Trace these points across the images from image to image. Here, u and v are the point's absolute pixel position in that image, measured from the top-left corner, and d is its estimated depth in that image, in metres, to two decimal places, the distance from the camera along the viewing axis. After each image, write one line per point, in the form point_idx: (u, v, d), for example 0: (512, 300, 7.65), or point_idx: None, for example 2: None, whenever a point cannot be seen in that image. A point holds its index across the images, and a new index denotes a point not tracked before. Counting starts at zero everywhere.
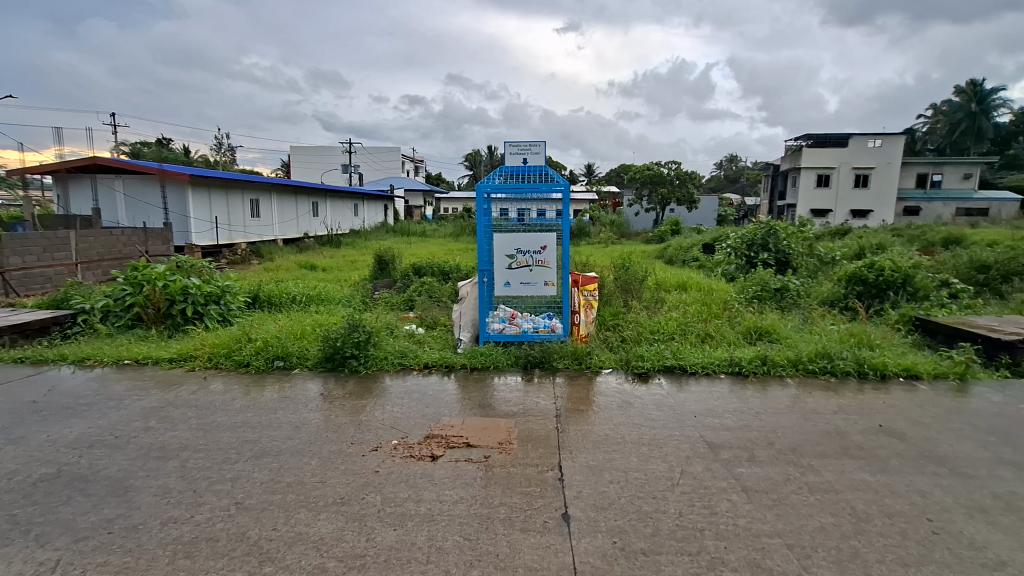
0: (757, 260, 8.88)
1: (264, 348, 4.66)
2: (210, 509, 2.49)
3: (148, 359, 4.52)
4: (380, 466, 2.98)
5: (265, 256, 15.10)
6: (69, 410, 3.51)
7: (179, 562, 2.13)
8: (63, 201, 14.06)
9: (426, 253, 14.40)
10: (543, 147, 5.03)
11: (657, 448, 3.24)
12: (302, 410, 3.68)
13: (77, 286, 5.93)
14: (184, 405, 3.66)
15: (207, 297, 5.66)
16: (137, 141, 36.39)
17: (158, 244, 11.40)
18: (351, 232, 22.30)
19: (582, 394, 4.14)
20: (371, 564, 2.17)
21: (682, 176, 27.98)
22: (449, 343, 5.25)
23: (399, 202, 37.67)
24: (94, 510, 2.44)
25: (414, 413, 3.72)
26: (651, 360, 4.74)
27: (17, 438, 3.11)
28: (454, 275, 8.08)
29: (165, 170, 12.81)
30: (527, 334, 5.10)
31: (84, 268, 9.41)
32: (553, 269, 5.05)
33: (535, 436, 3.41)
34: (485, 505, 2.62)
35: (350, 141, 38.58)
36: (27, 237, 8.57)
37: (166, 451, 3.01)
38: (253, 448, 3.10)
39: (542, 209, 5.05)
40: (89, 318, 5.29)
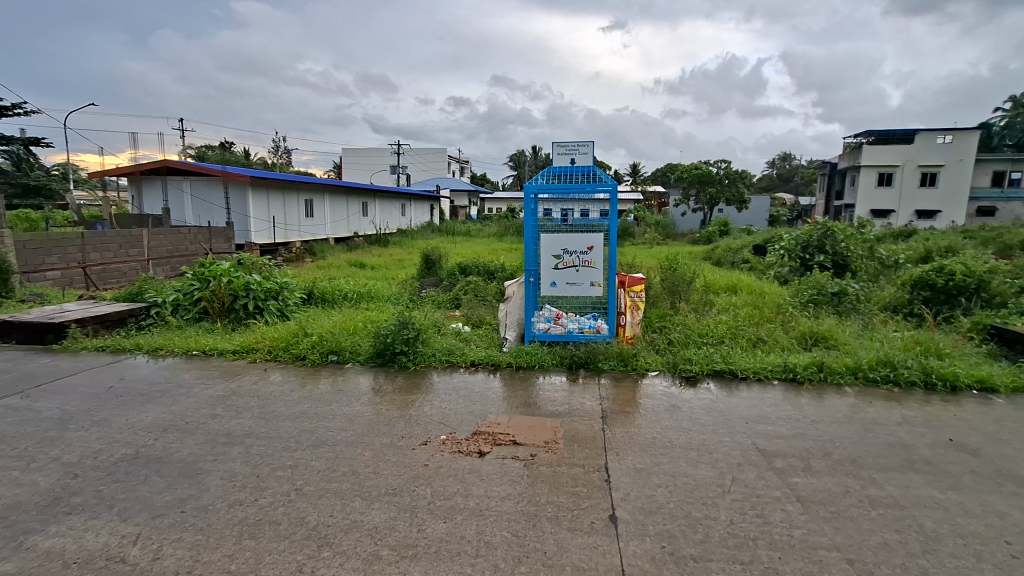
0: (812, 262, 8.49)
1: (319, 342, 4.86)
2: (272, 493, 2.62)
3: (213, 350, 4.80)
4: (429, 460, 3.05)
5: (319, 255, 15.76)
6: (145, 396, 3.78)
7: (245, 543, 2.25)
8: (136, 202, 15.05)
9: (472, 253, 14.39)
10: (592, 147, 4.99)
11: (706, 453, 3.17)
12: (354, 403, 3.81)
13: (151, 281, 6.34)
14: (246, 395, 3.87)
15: (266, 293, 5.94)
16: (202, 146, 38.65)
17: (220, 242, 12.06)
18: (398, 232, 22.86)
19: (628, 396, 4.09)
20: (422, 555, 2.23)
21: (732, 176, 27.14)
22: (495, 341, 5.32)
23: (444, 202, 38.35)
24: (168, 490, 2.61)
25: (461, 410, 3.79)
26: (699, 363, 4.63)
27: (100, 420, 3.38)
28: (500, 275, 8.13)
29: (228, 171, 13.52)
30: (572, 334, 5.08)
31: (155, 264, 10.04)
32: (600, 269, 5.02)
33: (581, 436, 3.41)
34: (533, 502, 2.64)
35: (398, 144, 39.57)
36: (104, 235, 9.27)
37: (232, 437, 3.19)
38: (311, 437, 3.25)
39: (586, 209, 5.03)
40: (161, 310, 5.65)
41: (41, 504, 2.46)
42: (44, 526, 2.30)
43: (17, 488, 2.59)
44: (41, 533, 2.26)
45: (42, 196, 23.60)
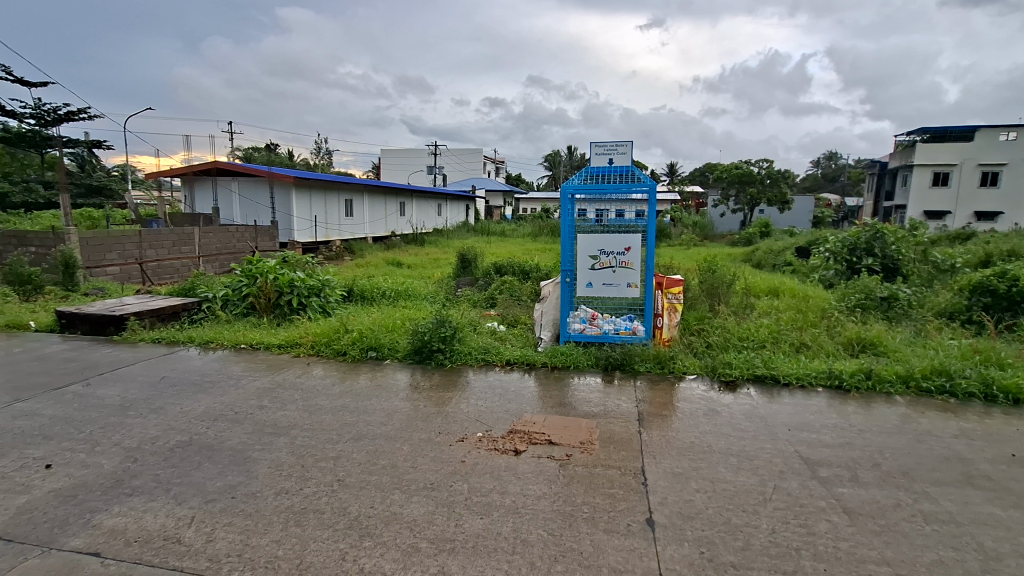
0: (860, 266, 8.15)
1: (359, 338, 4.98)
2: (316, 483, 2.72)
3: (259, 343, 4.99)
4: (466, 456, 3.09)
5: (357, 253, 16.18)
6: (197, 386, 3.97)
7: (291, 530, 2.33)
8: (188, 201, 15.77)
9: (506, 253, 14.41)
10: (630, 146, 4.93)
11: (747, 460, 3.09)
12: (393, 399, 3.90)
13: (203, 276, 6.65)
14: (291, 387, 4.01)
15: (309, 290, 6.14)
16: (249, 148, 40.21)
17: (265, 240, 12.52)
18: (433, 232, 23.19)
19: (664, 399, 4.04)
20: (461, 549, 2.26)
21: (774, 176, 26.33)
22: (530, 341, 5.33)
23: (479, 202, 38.73)
24: (220, 476, 2.74)
25: (497, 408, 3.82)
26: (739, 368, 4.52)
27: (157, 407, 3.56)
28: (534, 275, 8.13)
29: (274, 172, 14.03)
30: (608, 335, 5.05)
31: (204, 260, 10.50)
32: (637, 271, 4.96)
33: (617, 438, 3.38)
34: (568, 502, 2.64)
35: (434, 145, 40.14)
36: (159, 232, 9.72)
37: (278, 428, 3.31)
38: (352, 430, 3.34)
39: (621, 209, 4.98)
40: (212, 305, 5.92)
41: (105, 485, 2.62)
42: (108, 506, 2.45)
43: (84, 468, 2.76)
44: (106, 512, 2.40)
45: (104, 196, 25.05)
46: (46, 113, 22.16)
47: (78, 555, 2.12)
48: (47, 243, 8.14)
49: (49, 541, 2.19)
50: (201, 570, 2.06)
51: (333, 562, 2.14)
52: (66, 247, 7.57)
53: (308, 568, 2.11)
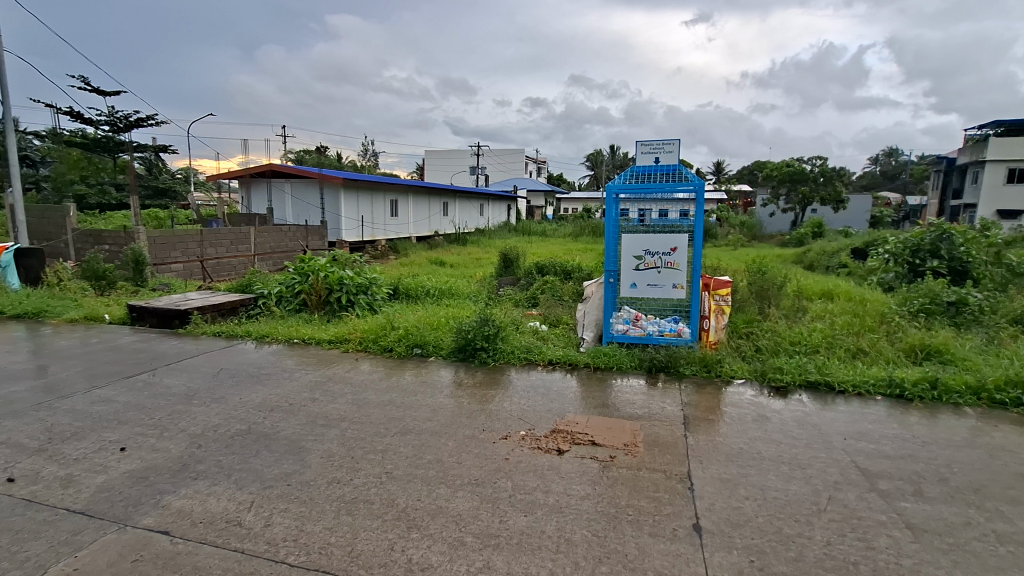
0: (924, 268, 7.70)
1: (405, 335, 5.10)
2: (365, 474, 2.80)
3: (311, 339, 5.18)
4: (510, 454, 3.11)
5: (401, 253, 16.55)
6: (254, 378, 4.17)
7: (342, 518, 2.42)
8: (245, 202, 16.55)
9: (548, 253, 14.38)
10: (677, 145, 4.84)
11: (800, 468, 2.98)
12: (437, 395, 3.97)
13: (259, 274, 6.96)
14: (340, 381, 4.15)
15: (357, 288, 6.34)
16: (300, 151, 41.84)
17: (315, 239, 12.98)
18: (475, 232, 23.42)
19: (711, 403, 3.94)
20: (505, 545, 2.28)
21: (828, 173, 25.14)
22: (572, 341, 5.31)
23: (522, 202, 38.90)
24: (276, 464, 2.87)
25: (540, 407, 3.83)
26: (791, 373, 4.35)
27: (219, 397, 3.77)
28: (576, 275, 8.08)
29: (324, 174, 14.55)
30: (652, 337, 4.97)
31: (259, 259, 10.99)
32: (683, 271, 4.85)
33: (662, 441, 3.33)
34: (612, 504, 2.62)
35: (476, 146, 40.54)
36: (219, 232, 10.23)
37: (329, 420, 3.43)
38: (399, 425, 3.42)
39: (664, 209, 4.89)
40: (267, 301, 6.19)
41: (173, 468, 2.79)
42: (176, 488, 2.61)
43: (154, 452, 2.95)
44: (174, 494, 2.56)
45: (168, 198, 26.59)
46: (120, 121, 23.74)
47: (150, 533, 2.27)
48: (120, 241, 8.70)
49: (125, 518, 2.36)
50: (260, 552, 2.17)
51: (382, 552, 2.21)
52: (137, 246, 8.08)
53: (359, 556, 2.18)
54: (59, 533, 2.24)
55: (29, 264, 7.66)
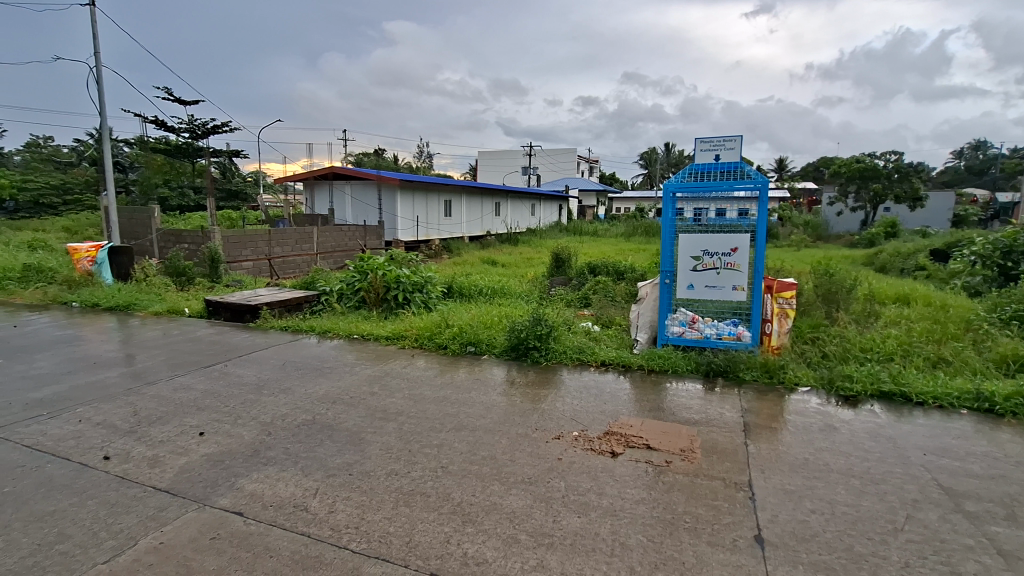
0: (1017, 272, 7.05)
1: (459, 333, 5.20)
2: (421, 468, 2.88)
3: (369, 335, 5.37)
4: (563, 454, 3.11)
5: (455, 252, 16.87)
6: (318, 370, 4.37)
7: (401, 509, 2.49)
8: (308, 203, 17.32)
9: (598, 254, 14.23)
10: (739, 142, 4.68)
11: (873, 483, 2.80)
12: (490, 393, 4.02)
13: (322, 272, 7.28)
14: (398, 376, 4.29)
15: (413, 286, 6.51)
16: (359, 154, 43.49)
17: (373, 239, 13.45)
18: (527, 232, 23.48)
19: (773, 411, 3.77)
20: (558, 545, 2.28)
21: (904, 169, 23.45)
22: (625, 343, 5.22)
23: (574, 202, 38.75)
24: (338, 454, 2.99)
25: (593, 408, 3.80)
26: (862, 382, 4.09)
27: (287, 388, 3.98)
28: (629, 275, 7.96)
29: (382, 176, 15.02)
30: (710, 340, 4.82)
31: (321, 257, 11.50)
32: (744, 272, 4.66)
33: (721, 447, 3.22)
34: (668, 509, 2.56)
35: (528, 147, 40.70)
36: (285, 232, 10.78)
37: (387, 414, 3.55)
38: (453, 421, 3.49)
39: (722, 208, 4.73)
40: (329, 298, 6.47)
41: (246, 454, 2.96)
42: (248, 472, 2.78)
43: (229, 437, 3.15)
44: (247, 478, 2.72)
45: (240, 200, 28.38)
46: (198, 127, 25.47)
47: (226, 513, 2.42)
48: (197, 241, 9.34)
49: (204, 498, 2.53)
50: (325, 537, 2.27)
51: (439, 544, 2.26)
52: (212, 244, 8.63)
53: (417, 546, 2.24)
54: (148, 509, 2.43)
55: (120, 261, 8.35)
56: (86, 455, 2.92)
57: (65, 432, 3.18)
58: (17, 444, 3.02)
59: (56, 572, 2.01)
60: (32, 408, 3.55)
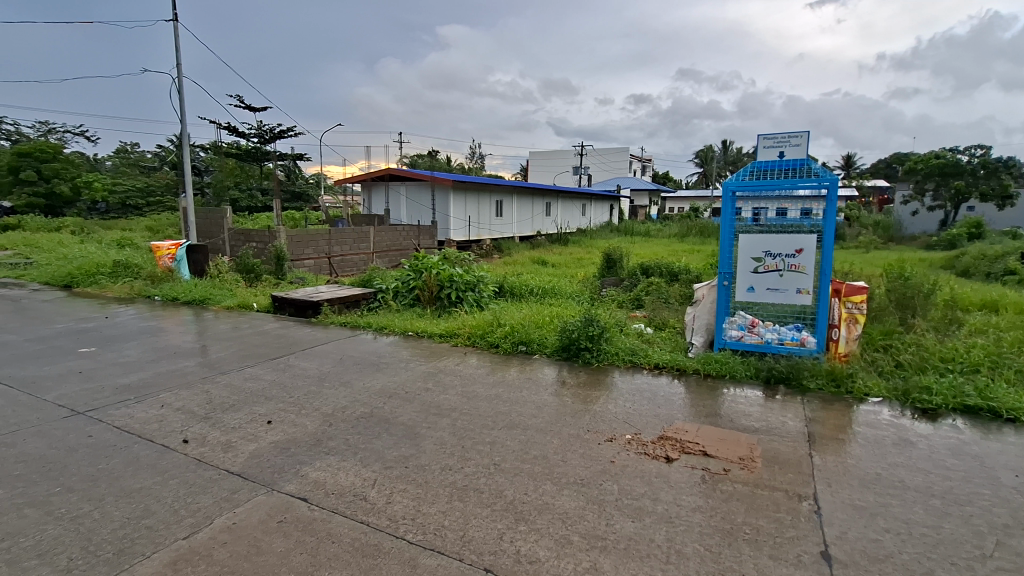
0: None
1: (511, 332, 5.23)
2: (475, 464, 2.92)
3: (424, 332, 5.50)
4: (616, 457, 3.07)
5: (505, 251, 16.99)
6: (375, 365, 4.52)
7: (455, 504, 2.54)
8: (366, 203, 17.93)
9: (652, 254, 14.35)
10: (806, 138, 4.44)
11: (955, 505, 2.59)
12: (542, 393, 4.02)
13: (378, 270, 7.53)
14: (451, 373, 4.37)
15: (466, 285, 6.60)
16: (414, 156, 44.66)
17: (427, 239, 13.76)
18: (578, 232, 23.33)
19: (840, 421, 3.57)
20: (612, 548, 2.25)
21: (991, 165, 21.57)
22: (680, 346, 5.08)
23: (626, 202, 38.19)
24: (395, 447, 3.08)
25: (646, 411, 3.73)
26: (943, 395, 3.79)
27: (346, 381, 4.14)
28: (684, 276, 7.74)
29: (435, 177, 15.35)
30: (771, 346, 4.61)
31: (377, 256, 11.88)
32: (809, 275, 4.43)
33: (783, 458, 3.08)
34: (727, 519, 2.48)
35: (580, 146, 40.43)
36: (343, 231, 11.20)
37: (441, 410, 3.62)
38: (506, 419, 3.51)
39: (783, 207, 4.53)
40: (385, 295, 6.68)
41: (309, 443, 3.11)
42: (312, 460, 2.91)
43: (294, 426, 3.32)
44: (311, 466, 2.85)
45: (303, 201, 29.80)
46: (267, 132, 26.93)
47: (292, 498, 2.55)
48: (265, 239, 9.87)
49: (272, 483, 2.67)
50: (383, 526, 2.35)
51: (493, 540, 2.28)
52: (278, 243, 9.11)
53: (470, 541, 2.27)
54: (222, 490, 2.59)
55: (196, 258, 8.96)
56: (168, 438, 3.14)
57: (150, 416, 3.44)
58: (110, 425, 3.30)
59: (143, 544, 2.17)
60: (122, 392, 3.87)
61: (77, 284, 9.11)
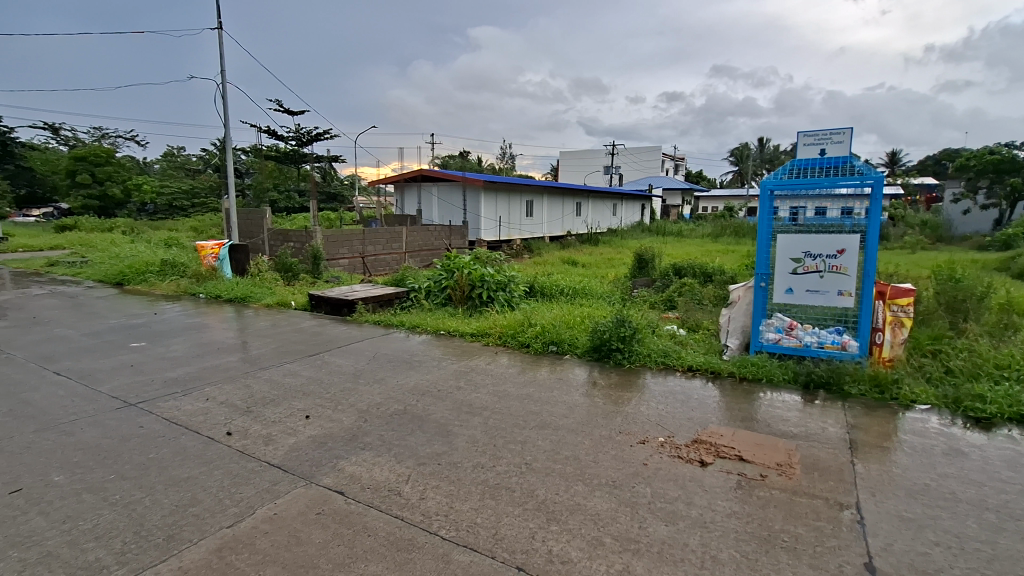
0: None
1: (542, 332, 5.23)
2: (506, 462, 2.93)
3: (456, 331, 5.56)
4: (649, 459, 3.03)
5: (535, 251, 16.99)
6: (408, 363, 4.60)
7: (487, 502, 2.56)
8: (399, 203, 18.21)
9: (683, 254, 14.23)
10: (850, 135, 4.30)
11: (1012, 519, 2.46)
12: (573, 393, 4.01)
13: (411, 270, 7.64)
14: (482, 372, 4.40)
15: (497, 285, 6.63)
16: (445, 157, 45.15)
17: (458, 239, 13.89)
18: (608, 232, 23.14)
19: (884, 429, 3.43)
20: (645, 552, 2.23)
21: None
22: (714, 348, 4.98)
23: (658, 202, 37.65)
24: (428, 443, 3.13)
25: (679, 414, 3.67)
26: (998, 404, 3.60)
27: (380, 378, 4.22)
28: (718, 277, 7.60)
29: (467, 178, 15.47)
30: (810, 349, 4.47)
31: (409, 256, 12.06)
32: (851, 277, 4.27)
33: (824, 465, 2.98)
34: (764, 526, 2.42)
35: (611, 146, 40.11)
36: (377, 231, 11.41)
37: (473, 408, 3.65)
38: (537, 419, 3.52)
39: (822, 206, 4.40)
40: (418, 294, 6.78)
41: (345, 438, 3.18)
42: (348, 455, 2.98)
43: (331, 422, 3.40)
44: (347, 460, 2.92)
45: (338, 202, 30.52)
46: (304, 135, 27.66)
47: (329, 492, 2.61)
48: (302, 239, 10.14)
49: (310, 476, 2.75)
50: (417, 522, 2.39)
51: (525, 538, 2.30)
52: (315, 244, 9.37)
53: (503, 539, 2.28)
54: (264, 482, 2.69)
55: (238, 258, 9.28)
56: (212, 430, 3.27)
57: (195, 408, 3.59)
58: (159, 416, 3.46)
59: (190, 531, 2.27)
60: (169, 385, 4.05)
61: (128, 281, 9.58)
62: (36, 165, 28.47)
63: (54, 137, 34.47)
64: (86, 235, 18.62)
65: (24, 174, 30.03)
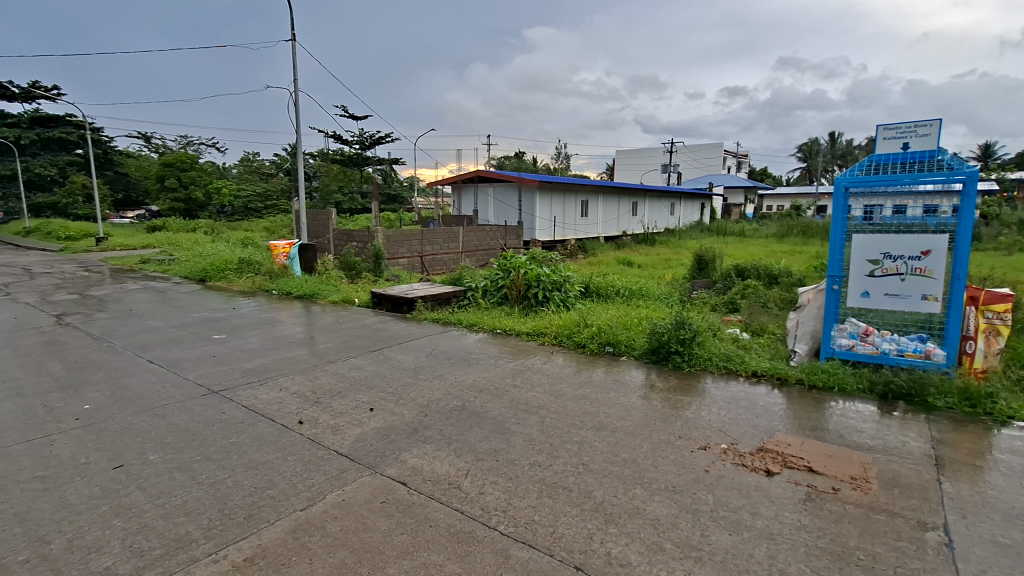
0: None
1: (598, 333, 5.19)
2: (563, 462, 2.94)
3: (512, 330, 5.61)
4: (710, 466, 2.94)
5: (590, 251, 16.87)
6: (466, 361, 4.69)
7: (544, 500, 2.57)
8: (455, 203, 18.55)
9: (745, 254, 13.80)
10: (938, 126, 3.95)
11: None
12: (630, 395, 3.95)
13: (468, 270, 7.77)
14: (538, 371, 4.42)
15: (552, 285, 6.63)
16: (500, 158, 45.63)
17: (513, 239, 14.00)
18: (665, 232, 22.59)
19: (975, 446, 3.16)
20: (708, 560, 2.17)
21: None
22: (780, 353, 4.75)
23: (718, 201, 36.35)
24: (486, 440, 3.18)
25: (744, 421, 3.53)
26: None
27: (439, 374, 4.33)
28: (784, 279, 7.26)
29: (523, 178, 15.55)
30: (888, 357, 4.18)
31: (465, 255, 12.27)
32: (938, 280, 3.95)
33: (905, 481, 2.78)
34: (837, 542, 2.30)
35: (670, 144, 39.15)
36: (435, 231, 11.68)
37: (529, 407, 3.68)
38: (594, 420, 3.50)
39: (901, 204, 4.12)
40: (474, 293, 6.89)
41: (407, 431, 3.29)
42: (410, 448, 3.08)
43: (393, 415, 3.53)
44: (409, 453, 3.02)
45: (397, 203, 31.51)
46: (367, 139, 28.73)
47: (392, 482, 2.71)
48: (364, 239, 10.54)
49: (375, 466, 2.87)
50: (476, 515, 2.44)
51: (582, 538, 2.29)
52: (376, 244, 9.73)
53: (561, 538, 2.29)
54: (333, 469, 2.83)
55: (307, 257, 9.76)
56: (285, 418, 3.47)
57: (270, 397, 3.82)
58: (238, 403, 3.71)
59: (268, 512, 2.43)
60: (246, 375, 4.33)
61: (209, 278, 10.31)
62: (131, 171, 31.20)
63: (146, 146, 37.63)
64: (173, 235, 20.22)
65: (120, 179, 32.99)
